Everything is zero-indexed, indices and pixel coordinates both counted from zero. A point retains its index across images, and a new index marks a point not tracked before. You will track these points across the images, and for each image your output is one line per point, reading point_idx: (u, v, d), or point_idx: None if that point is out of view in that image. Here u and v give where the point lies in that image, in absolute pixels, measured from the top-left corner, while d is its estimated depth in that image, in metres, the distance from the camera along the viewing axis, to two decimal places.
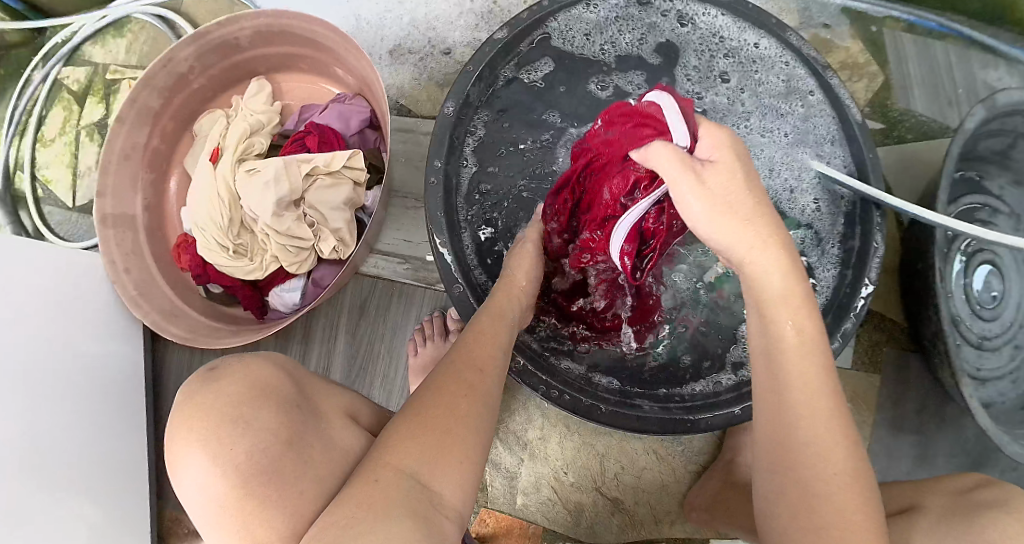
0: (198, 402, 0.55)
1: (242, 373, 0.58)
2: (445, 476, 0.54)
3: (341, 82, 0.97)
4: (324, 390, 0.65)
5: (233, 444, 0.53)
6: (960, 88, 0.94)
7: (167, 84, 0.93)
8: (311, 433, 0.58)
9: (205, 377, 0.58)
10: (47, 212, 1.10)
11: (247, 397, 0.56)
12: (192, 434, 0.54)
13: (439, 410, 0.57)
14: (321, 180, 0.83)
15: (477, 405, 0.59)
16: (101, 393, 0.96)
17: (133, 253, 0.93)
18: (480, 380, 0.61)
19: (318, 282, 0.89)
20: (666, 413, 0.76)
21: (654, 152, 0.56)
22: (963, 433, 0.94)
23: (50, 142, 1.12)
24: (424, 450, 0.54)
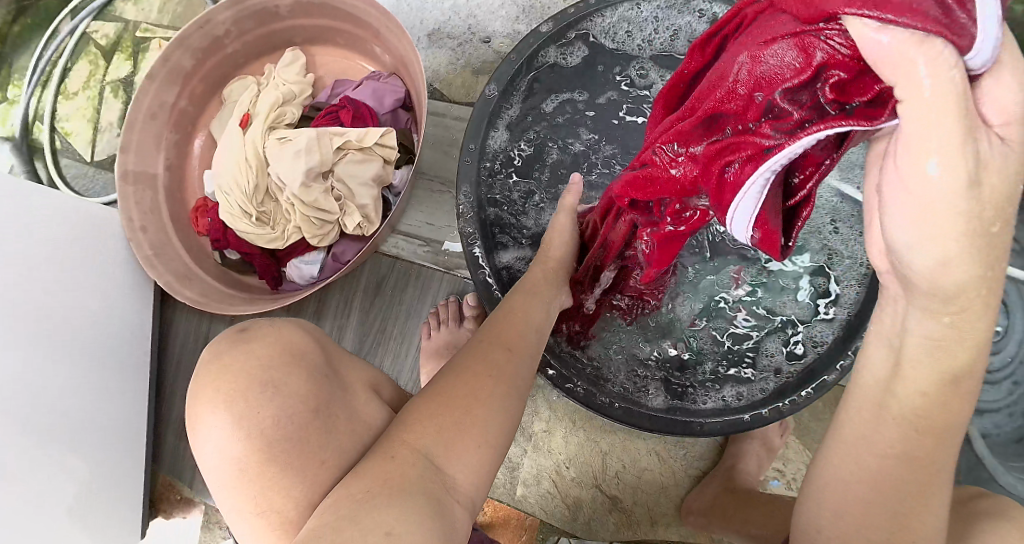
0: (227, 363, 0.54)
1: (274, 336, 0.57)
2: (462, 456, 0.53)
3: (376, 61, 0.97)
4: (348, 361, 0.65)
5: (259, 408, 0.52)
6: None
7: (202, 46, 0.92)
8: (337, 403, 0.57)
9: (235, 337, 0.57)
10: (64, 165, 1.09)
11: (276, 360, 0.55)
12: (219, 393, 0.53)
13: (461, 391, 0.57)
14: (352, 155, 0.83)
15: (499, 391, 0.58)
16: (103, 350, 0.95)
17: (152, 211, 0.92)
18: (507, 365, 0.61)
19: (338, 257, 0.89)
20: (675, 415, 0.76)
21: (896, 57, 0.36)
22: (959, 460, 0.95)
23: (73, 95, 1.11)
24: (441, 432, 0.53)
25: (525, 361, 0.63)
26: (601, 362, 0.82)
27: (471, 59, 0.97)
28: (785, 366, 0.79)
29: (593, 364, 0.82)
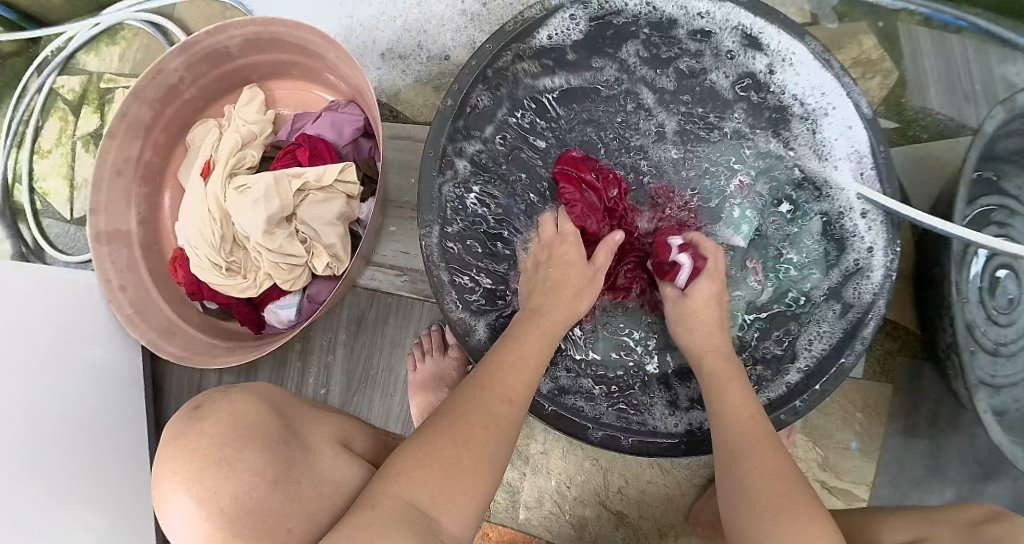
0: (186, 442, 0.53)
1: (226, 411, 0.56)
2: (450, 505, 0.52)
3: (335, 89, 0.94)
4: (312, 418, 0.65)
5: (217, 487, 0.52)
6: (977, 83, 0.90)
7: (158, 96, 0.91)
8: (301, 467, 0.58)
9: (189, 416, 0.55)
10: (46, 225, 1.09)
11: (230, 436, 0.54)
12: (177, 472, 0.52)
13: (446, 441, 0.56)
14: (314, 195, 0.81)
15: (493, 436, 0.58)
16: (99, 407, 0.96)
17: (129, 269, 0.92)
18: (502, 410, 0.60)
19: (314, 298, 0.87)
20: (686, 435, 0.73)
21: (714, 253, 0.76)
22: (976, 442, 0.90)
23: (47, 153, 1.11)
24: (427, 480, 0.52)
25: (516, 401, 0.62)
26: (606, 390, 0.78)
27: (430, 76, 0.93)
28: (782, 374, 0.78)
29: (595, 395, 0.77)
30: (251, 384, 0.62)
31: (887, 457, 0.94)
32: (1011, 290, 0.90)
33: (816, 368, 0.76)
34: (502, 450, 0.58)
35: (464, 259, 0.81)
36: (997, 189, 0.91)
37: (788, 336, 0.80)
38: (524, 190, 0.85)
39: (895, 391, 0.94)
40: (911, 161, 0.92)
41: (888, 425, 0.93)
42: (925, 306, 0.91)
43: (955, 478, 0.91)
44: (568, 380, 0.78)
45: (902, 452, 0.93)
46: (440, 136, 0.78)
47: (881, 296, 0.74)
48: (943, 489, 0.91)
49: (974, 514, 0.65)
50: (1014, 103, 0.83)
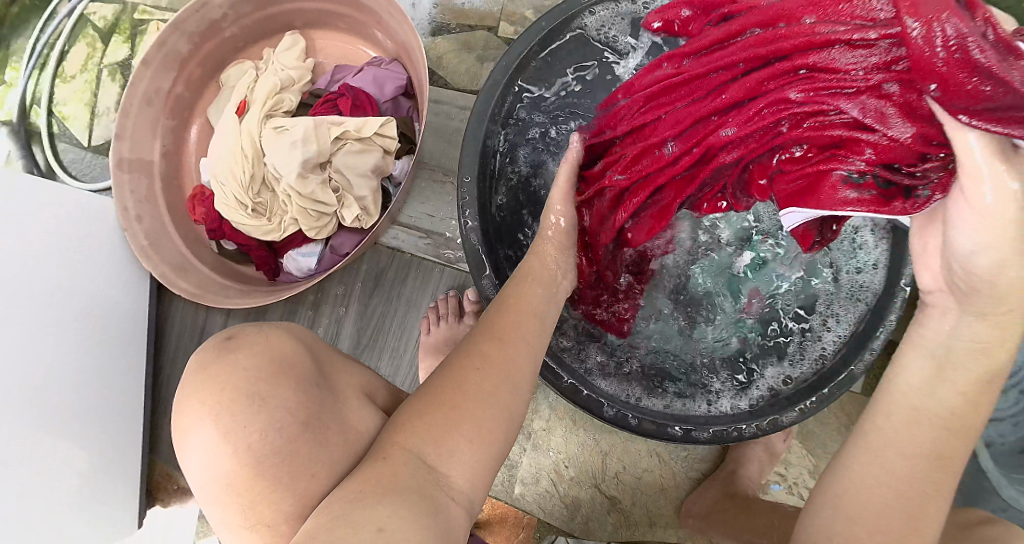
0: (212, 376, 0.53)
1: (261, 344, 0.56)
2: (458, 454, 0.52)
3: (377, 45, 0.94)
4: (344, 369, 0.64)
5: (246, 423, 0.52)
6: None
7: (199, 30, 0.90)
8: (328, 412, 0.57)
9: (220, 346, 0.55)
10: (60, 149, 1.07)
11: (266, 374, 0.54)
12: (205, 402, 0.52)
13: (454, 388, 0.55)
14: (351, 144, 0.81)
15: (495, 381, 0.57)
16: (99, 338, 0.94)
17: (147, 200, 0.90)
18: (498, 355, 0.58)
19: (337, 249, 0.86)
20: (699, 420, 0.73)
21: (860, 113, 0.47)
22: (960, 469, 0.94)
23: (71, 78, 1.09)
24: (429, 429, 0.53)
25: (523, 347, 0.60)
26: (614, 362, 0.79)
27: (474, 46, 0.94)
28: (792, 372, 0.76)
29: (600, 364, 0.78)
30: (285, 324, 0.62)
31: None
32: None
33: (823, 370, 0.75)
34: (512, 398, 0.57)
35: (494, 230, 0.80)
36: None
37: (798, 335, 0.78)
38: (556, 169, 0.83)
39: None
40: None
41: None
42: None
43: None
44: (602, 376, 0.77)
45: None
46: (485, 106, 0.77)
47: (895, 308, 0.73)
48: None
49: (967, 518, 0.67)
50: None
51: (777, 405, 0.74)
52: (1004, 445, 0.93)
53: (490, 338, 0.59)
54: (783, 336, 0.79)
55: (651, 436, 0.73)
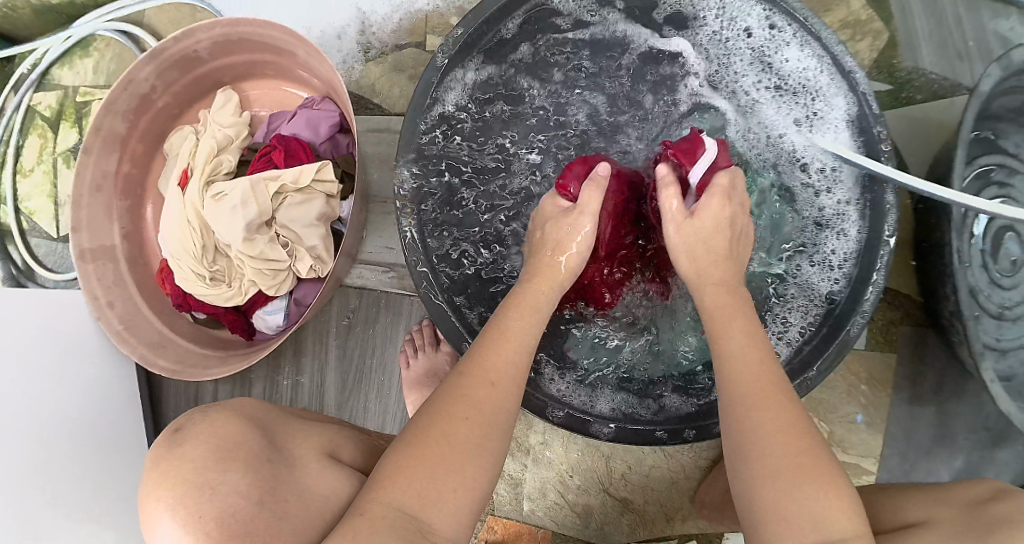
0: (168, 466, 0.48)
1: (208, 430, 0.51)
2: (439, 503, 0.50)
3: (307, 85, 0.93)
4: (299, 432, 0.63)
5: (200, 512, 0.46)
6: (970, 40, 0.87)
7: (131, 107, 0.89)
8: (286, 484, 0.53)
9: (168, 441, 0.50)
10: (34, 244, 1.08)
11: (213, 461, 0.49)
12: (163, 497, 0.47)
13: (437, 441, 0.52)
14: (291, 197, 0.80)
15: (486, 424, 0.54)
16: (101, 428, 0.92)
17: (116, 284, 0.90)
18: (486, 394, 0.56)
19: (300, 301, 0.86)
20: (689, 421, 0.68)
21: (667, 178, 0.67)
22: (984, 408, 0.88)
23: (29, 172, 1.10)
24: (415, 482, 0.50)
25: (513, 392, 0.57)
26: (604, 370, 0.75)
27: (403, 68, 0.94)
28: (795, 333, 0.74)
29: (578, 381, 0.74)
30: (227, 403, 0.58)
31: (895, 427, 0.91)
32: (1013, 251, 0.87)
33: (815, 343, 0.71)
34: (500, 444, 0.55)
35: (447, 256, 0.78)
36: (997, 148, 0.87)
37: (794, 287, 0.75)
38: (512, 180, 0.81)
39: (898, 361, 0.91)
40: (904, 122, 0.88)
41: (894, 395, 0.90)
42: (922, 274, 0.86)
43: (964, 446, 0.88)
44: (573, 382, 0.73)
45: (909, 420, 0.90)
46: (415, 117, 0.73)
47: (882, 258, 0.68)
48: (952, 457, 0.88)
49: (979, 493, 0.61)
50: (1011, 60, 0.71)
51: None
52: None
53: (482, 379, 0.56)
54: (774, 296, 0.76)
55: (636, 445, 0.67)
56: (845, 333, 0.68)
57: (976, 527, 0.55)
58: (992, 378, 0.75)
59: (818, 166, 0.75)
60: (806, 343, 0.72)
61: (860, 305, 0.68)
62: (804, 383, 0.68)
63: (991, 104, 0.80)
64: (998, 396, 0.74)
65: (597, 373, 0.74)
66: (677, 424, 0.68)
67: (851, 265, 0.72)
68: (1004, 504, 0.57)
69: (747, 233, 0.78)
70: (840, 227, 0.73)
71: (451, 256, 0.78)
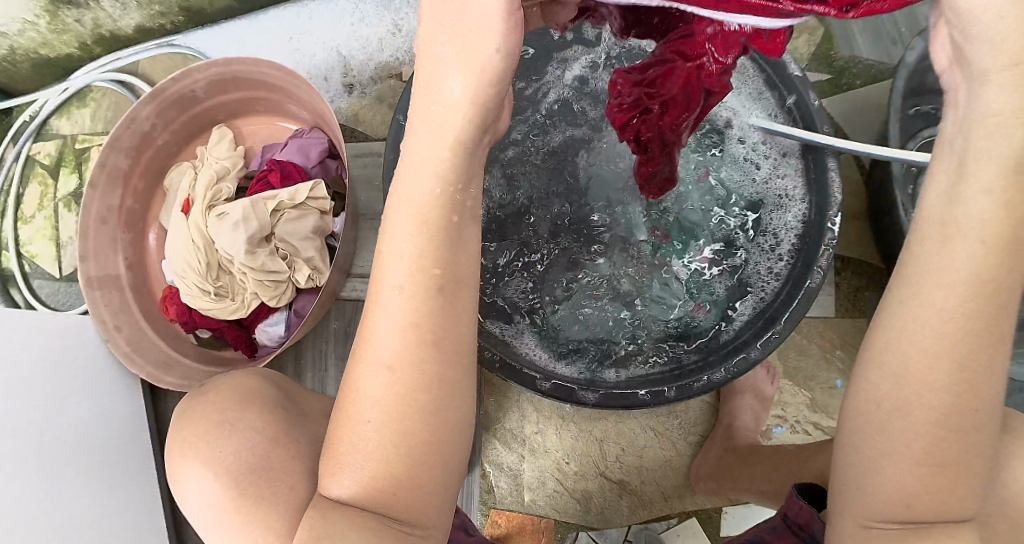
0: (190, 419, 0.59)
1: (228, 386, 0.61)
2: (397, 497, 0.47)
3: (296, 118, 1.01)
4: (309, 396, 0.68)
5: (221, 447, 0.55)
6: (902, 27, 0.96)
7: (133, 143, 0.96)
8: (297, 431, 0.59)
9: (195, 392, 0.62)
10: (36, 285, 1.12)
11: (233, 403, 0.58)
12: (187, 448, 0.57)
13: (344, 448, 0.48)
14: (288, 213, 0.86)
15: (402, 413, 0.46)
16: (114, 451, 0.93)
17: (122, 310, 0.94)
18: (381, 382, 0.46)
19: (300, 311, 0.91)
20: (668, 381, 0.74)
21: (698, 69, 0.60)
22: None
23: (30, 218, 1.14)
24: (364, 485, 0.47)
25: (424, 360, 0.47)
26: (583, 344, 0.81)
27: (385, 96, 1.03)
28: (754, 295, 0.79)
29: (565, 352, 0.79)
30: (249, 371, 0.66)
31: None
32: None
33: (778, 301, 0.76)
34: (447, 422, 0.47)
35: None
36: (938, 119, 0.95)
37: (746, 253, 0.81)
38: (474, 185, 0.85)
39: None
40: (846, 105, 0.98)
41: None
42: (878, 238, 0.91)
43: None
44: (562, 363, 0.78)
45: None
46: (399, 128, 0.81)
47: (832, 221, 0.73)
48: None
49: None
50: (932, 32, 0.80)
51: (746, 339, 0.74)
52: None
53: (372, 364, 0.46)
54: (731, 265, 0.81)
55: (624, 409, 0.72)
56: (806, 285, 0.73)
57: None
58: None
59: (750, 144, 0.82)
60: (769, 293, 0.78)
61: (817, 261, 0.73)
62: (774, 336, 0.72)
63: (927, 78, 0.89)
64: None
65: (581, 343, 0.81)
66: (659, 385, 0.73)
67: (801, 228, 0.78)
68: None
69: (695, 213, 0.83)
70: (783, 197, 0.80)
71: None
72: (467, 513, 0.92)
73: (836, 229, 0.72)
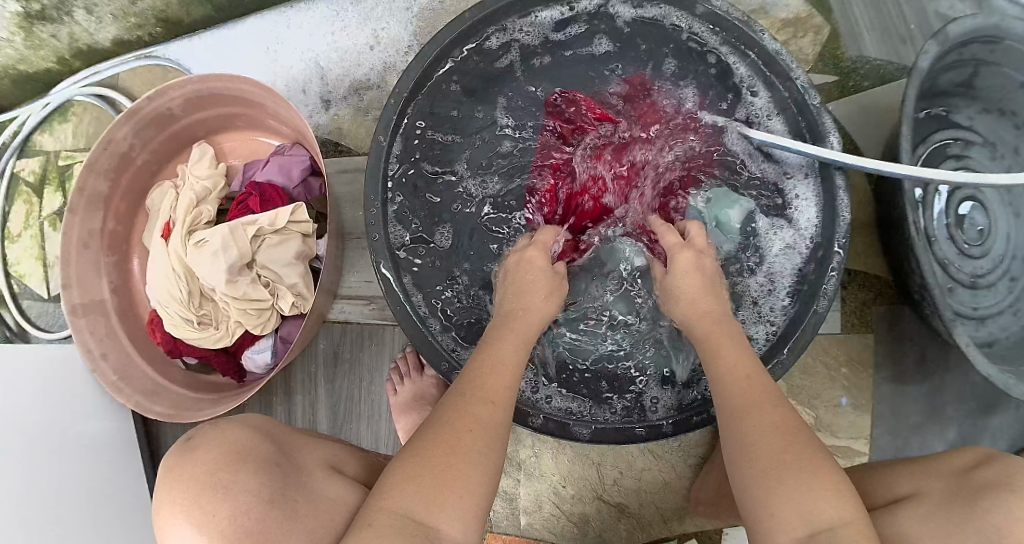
0: (176, 474, 0.56)
1: (218, 440, 0.59)
2: (447, 508, 0.51)
3: (277, 133, 0.97)
4: (303, 445, 0.68)
5: (215, 510, 0.54)
6: (911, 23, 0.91)
7: (112, 165, 0.93)
8: (295, 488, 0.59)
9: (182, 447, 0.59)
10: (26, 306, 1.11)
11: (222, 463, 0.56)
12: (177, 508, 0.54)
13: (436, 449, 0.54)
14: (269, 239, 0.83)
15: (484, 445, 0.55)
16: (105, 479, 0.92)
17: (108, 336, 0.93)
18: (487, 413, 0.58)
19: (285, 338, 0.88)
20: (665, 417, 0.71)
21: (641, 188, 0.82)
22: (971, 378, 0.90)
23: (17, 238, 1.12)
24: (420, 489, 0.51)
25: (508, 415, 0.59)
26: (581, 379, 0.78)
27: (369, 108, 0.99)
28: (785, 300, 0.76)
29: (557, 387, 0.77)
30: (237, 418, 0.64)
31: (881, 406, 0.92)
32: (978, 221, 0.90)
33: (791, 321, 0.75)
34: (499, 460, 0.56)
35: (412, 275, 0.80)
36: (949, 122, 0.89)
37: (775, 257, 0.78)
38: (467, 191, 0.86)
39: (876, 339, 0.91)
40: (856, 108, 0.91)
41: (877, 374, 0.91)
42: (886, 250, 0.88)
43: (955, 417, 0.89)
44: (561, 398, 0.76)
45: (896, 398, 0.91)
46: (379, 151, 0.75)
47: (839, 242, 0.72)
48: (945, 430, 0.89)
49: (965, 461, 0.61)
50: (946, 35, 0.74)
51: None
52: (1009, 341, 0.88)
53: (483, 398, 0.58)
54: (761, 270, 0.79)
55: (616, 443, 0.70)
56: (814, 310, 0.71)
57: (957, 496, 0.56)
58: (966, 340, 0.75)
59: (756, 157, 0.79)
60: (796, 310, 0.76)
61: (824, 287, 0.72)
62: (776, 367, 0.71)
63: (937, 81, 0.84)
64: (971, 356, 0.74)
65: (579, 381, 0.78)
66: (655, 420, 0.71)
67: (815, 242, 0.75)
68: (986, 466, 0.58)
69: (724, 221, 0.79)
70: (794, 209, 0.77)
71: (407, 272, 0.81)
72: None
73: (843, 252, 0.71)
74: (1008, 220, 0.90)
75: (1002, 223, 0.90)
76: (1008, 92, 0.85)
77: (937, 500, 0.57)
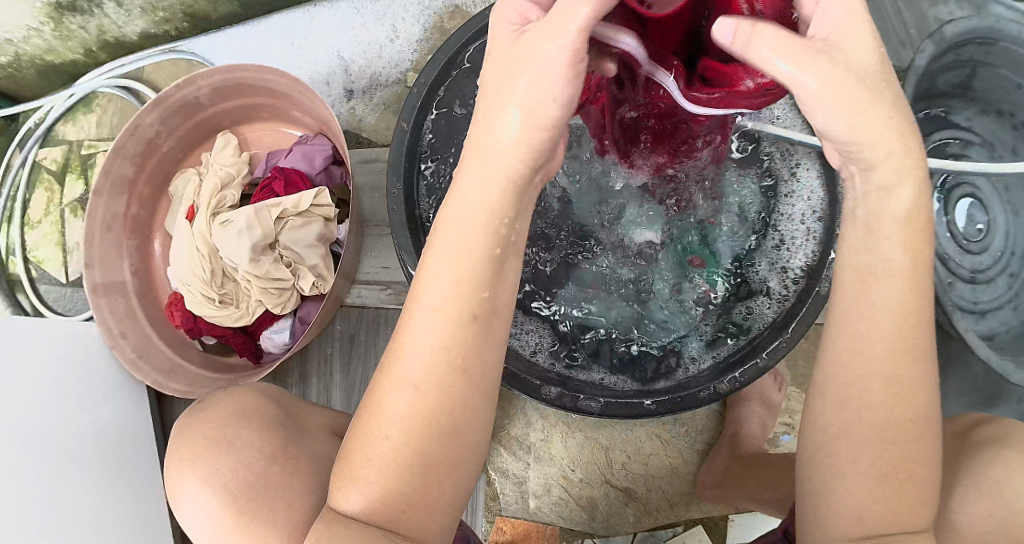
0: (190, 432, 0.58)
1: (227, 400, 0.61)
2: (412, 513, 0.47)
3: (300, 124, 1.00)
4: (312, 413, 0.67)
5: (219, 465, 0.55)
6: (912, 28, 0.95)
7: (138, 150, 0.96)
8: (294, 443, 0.59)
9: (193, 408, 0.62)
10: (43, 291, 1.13)
11: (232, 422, 0.58)
12: (186, 465, 0.57)
13: (367, 452, 0.48)
14: (292, 221, 0.85)
15: (420, 439, 0.46)
16: (119, 457, 0.93)
17: (127, 316, 0.95)
18: (409, 399, 0.46)
19: (305, 319, 0.91)
20: (676, 390, 0.73)
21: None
22: (972, 369, 0.92)
23: (36, 223, 1.15)
24: (377, 501, 0.47)
25: (445, 383, 0.46)
26: (594, 358, 0.78)
27: (389, 102, 1.02)
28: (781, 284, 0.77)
29: (560, 353, 0.78)
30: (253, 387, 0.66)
31: None
32: (979, 218, 0.93)
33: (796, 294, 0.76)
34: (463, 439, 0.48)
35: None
36: (948, 122, 0.93)
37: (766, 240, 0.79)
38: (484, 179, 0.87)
39: None
40: None
41: None
42: None
43: (956, 407, 0.91)
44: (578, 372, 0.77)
45: None
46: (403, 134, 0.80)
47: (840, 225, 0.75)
48: (946, 420, 0.92)
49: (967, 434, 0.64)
50: (942, 34, 0.79)
51: (763, 338, 0.74)
52: (1008, 333, 0.91)
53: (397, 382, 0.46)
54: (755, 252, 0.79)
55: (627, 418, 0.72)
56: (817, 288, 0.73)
57: (960, 464, 0.59)
58: (966, 329, 0.79)
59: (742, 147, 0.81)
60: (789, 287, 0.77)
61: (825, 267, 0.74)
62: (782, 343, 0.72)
63: (936, 81, 0.88)
64: (972, 344, 0.79)
65: (583, 350, 0.79)
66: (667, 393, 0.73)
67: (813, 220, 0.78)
68: (989, 436, 0.60)
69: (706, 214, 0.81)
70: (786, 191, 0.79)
71: None
72: (472, 521, 0.92)
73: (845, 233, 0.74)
74: (1008, 218, 0.93)
75: (1002, 221, 0.93)
76: (1004, 93, 0.89)
77: (942, 468, 0.60)
